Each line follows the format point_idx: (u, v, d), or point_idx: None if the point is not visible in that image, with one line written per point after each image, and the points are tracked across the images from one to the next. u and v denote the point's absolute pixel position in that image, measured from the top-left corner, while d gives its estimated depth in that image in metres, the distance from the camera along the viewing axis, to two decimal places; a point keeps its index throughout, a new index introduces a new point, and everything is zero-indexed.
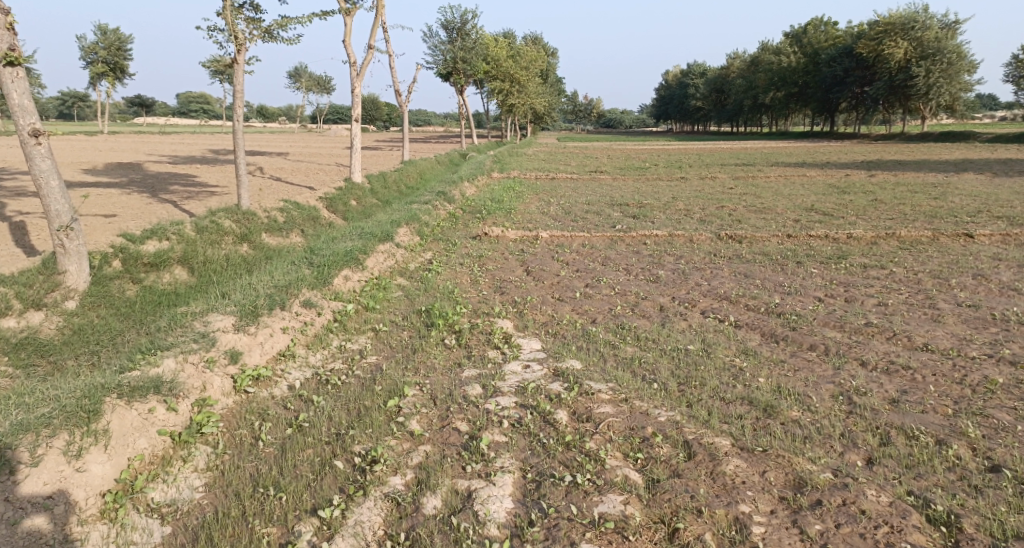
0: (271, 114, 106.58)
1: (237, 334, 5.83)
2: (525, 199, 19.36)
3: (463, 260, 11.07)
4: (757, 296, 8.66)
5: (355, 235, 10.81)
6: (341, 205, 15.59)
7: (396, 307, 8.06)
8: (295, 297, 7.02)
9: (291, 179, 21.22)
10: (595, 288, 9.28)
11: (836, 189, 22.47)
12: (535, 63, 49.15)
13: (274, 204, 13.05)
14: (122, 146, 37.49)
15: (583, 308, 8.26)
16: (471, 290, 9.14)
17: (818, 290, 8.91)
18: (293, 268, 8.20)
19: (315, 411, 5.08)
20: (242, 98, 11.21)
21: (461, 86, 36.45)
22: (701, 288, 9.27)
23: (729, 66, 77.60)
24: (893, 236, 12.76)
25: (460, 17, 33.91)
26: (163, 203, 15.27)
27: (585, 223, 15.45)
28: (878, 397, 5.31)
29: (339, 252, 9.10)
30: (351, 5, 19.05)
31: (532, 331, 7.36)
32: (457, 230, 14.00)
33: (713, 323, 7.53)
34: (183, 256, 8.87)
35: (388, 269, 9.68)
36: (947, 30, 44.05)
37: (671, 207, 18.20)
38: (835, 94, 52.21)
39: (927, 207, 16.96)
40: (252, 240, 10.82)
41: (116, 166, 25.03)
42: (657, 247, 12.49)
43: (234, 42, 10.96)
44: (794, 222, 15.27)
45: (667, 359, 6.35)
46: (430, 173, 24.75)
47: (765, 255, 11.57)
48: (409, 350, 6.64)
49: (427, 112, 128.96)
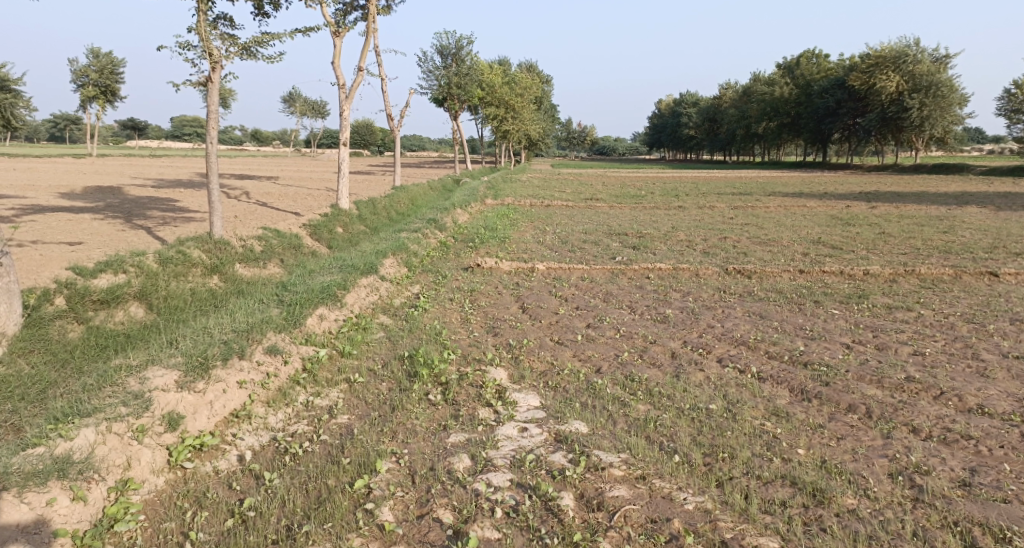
0: (264, 138, 106.22)
1: (180, 392, 4.99)
2: (520, 227, 18.60)
3: (453, 294, 10.22)
4: (779, 342, 7.82)
5: (336, 267, 9.95)
6: (326, 233, 14.78)
7: (376, 352, 7.16)
8: (258, 343, 6.13)
9: (276, 204, 20.44)
10: (598, 329, 8.42)
11: (840, 220, 21.86)
12: (530, 90, 48.80)
13: (252, 231, 12.22)
14: (109, 167, 36.78)
15: (586, 354, 7.38)
16: (462, 331, 8.26)
17: (844, 336, 8.08)
18: (261, 307, 7.32)
19: (265, 495, 4.23)
20: (217, 119, 10.41)
21: (455, 112, 35.94)
22: (714, 330, 8.42)
23: (722, 96, 77.94)
24: (912, 273, 12.00)
25: (455, 42, 33.54)
26: (135, 230, 14.42)
27: (583, 253, 14.68)
28: (945, 478, 4.46)
29: (316, 286, 8.24)
30: (340, 27, 18.42)
31: (529, 383, 6.46)
32: (449, 261, 13.16)
33: (734, 375, 6.66)
34: (141, 291, 8.06)
35: (370, 307, 8.80)
36: (939, 63, 44.02)
37: (671, 237, 17.45)
38: (827, 125, 52.15)
39: (940, 242, 16.25)
40: (224, 271, 9.97)
41: (96, 189, 24.22)
42: (661, 282, 11.69)
43: (208, 59, 10.18)
44: (802, 256, 14.51)
45: (686, 420, 5.48)
46: (422, 199, 24.02)
47: (778, 292, 10.77)
48: (387, 406, 5.72)
49: (422, 138, 129.31)
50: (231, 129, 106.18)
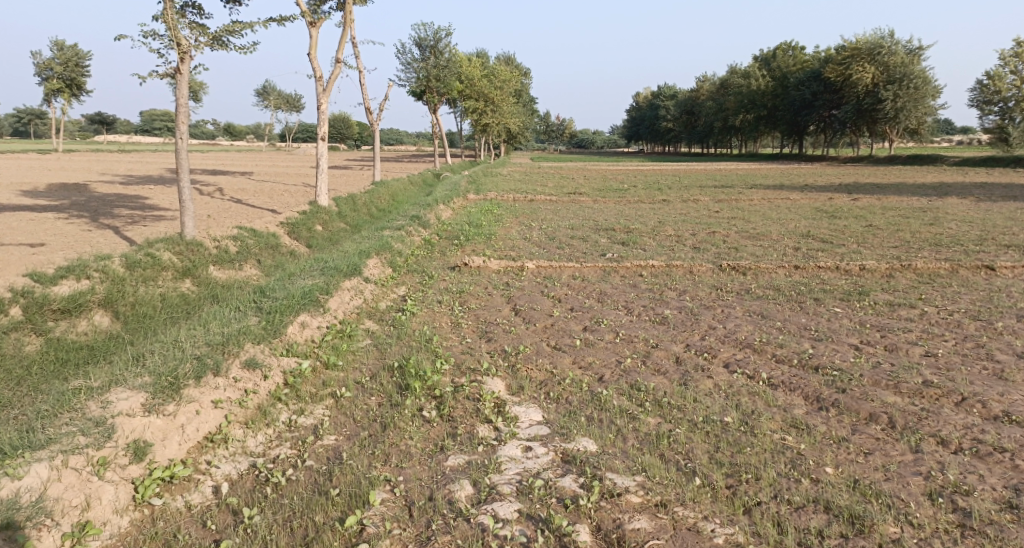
0: (238, 133, 104.33)
1: (148, 416, 4.49)
2: (505, 223, 18.16)
3: (441, 296, 9.75)
4: (786, 344, 7.47)
5: (317, 269, 9.44)
6: (305, 232, 14.22)
7: (362, 363, 6.69)
8: (235, 357, 5.62)
9: (252, 201, 19.79)
10: (596, 333, 8.01)
11: (825, 213, 21.73)
12: (509, 83, 48.30)
13: (227, 231, 11.63)
14: (76, 165, 35.51)
15: (586, 361, 6.97)
16: (453, 336, 7.82)
17: (852, 337, 7.76)
18: (238, 315, 6.81)
19: (245, 536, 3.78)
20: (187, 113, 9.81)
21: (434, 105, 35.31)
22: (717, 332, 8.06)
23: (699, 89, 78.07)
24: (908, 267, 11.78)
25: (433, 34, 32.94)
26: (102, 230, 13.75)
27: (571, 250, 14.28)
28: (988, 499, 4.19)
29: (296, 291, 7.74)
30: (316, 17, 17.78)
31: (529, 395, 6.04)
32: (434, 260, 12.68)
33: (744, 382, 6.29)
34: (106, 298, 7.57)
35: (355, 312, 8.31)
36: (913, 55, 44.26)
37: (659, 232, 17.12)
38: (804, 117, 52.35)
39: (928, 235, 16.11)
40: (197, 274, 9.44)
41: (62, 187, 23.37)
42: (655, 280, 11.33)
43: (176, 49, 9.58)
44: (794, 250, 14.26)
45: (701, 435, 5.10)
46: (403, 194, 23.45)
47: (776, 290, 10.45)
48: (377, 425, 5.26)
49: (399, 132, 128.07)
50: (203, 124, 104.29)
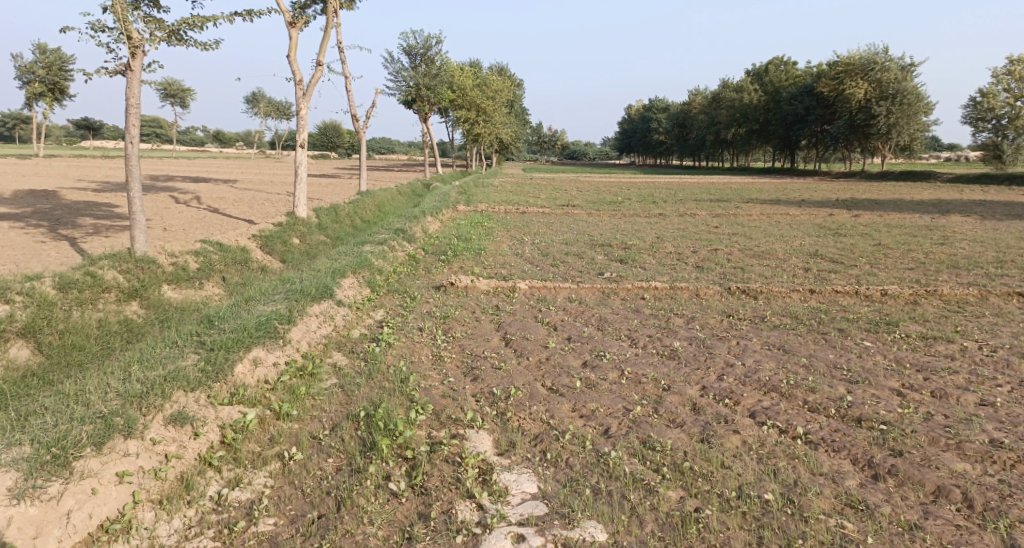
0: (228, 140, 103.00)
1: (16, 506, 3.67)
2: (496, 237, 17.16)
3: (423, 321, 8.70)
4: (817, 387, 6.44)
5: (280, 291, 8.34)
6: (280, 245, 13.16)
7: (323, 411, 5.59)
8: (157, 411, 4.61)
9: (230, 211, 18.72)
10: (598, 371, 6.94)
11: (829, 230, 20.86)
12: (501, 93, 47.38)
13: (188, 244, 10.51)
14: (53, 171, 34.11)
15: (588, 408, 5.93)
16: (434, 374, 6.74)
17: (891, 379, 6.76)
18: (173, 352, 5.69)
19: None
20: (138, 116, 8.75)
21: (424, 115, 34.33)
22: (737, 371, 7.02)
23: (691, 102, 77.66)
24: (934, 293, 10.83)
25: (424, 42, 32.02)
26: (57, 241, 12.64)
27: (566, 267, 13.28)
28: None
29: (251, 319, 6.65)
30: (297, 17, 16.75)
31: (521, 456, 4.98)
32: (417, 278, 11.61)
33: (778, 440, 5.26)
34: (27, 327, 6.62)
35: (321, 343, 7.24)
36: (907, 71, 43.65)
37: (659, 249, 16.15)
38: (796, 132, 51.82)
39: (942, 256, 15.21)
40: (145, 295, 8.35)
41: (30, 194, 22.18)
42: (659, 304, 10.31)
43: (127, 42, 8.54)
44: (805, 272, 13.30)
45: (737, 519, 4.22)
46: (390, 205, 22.42)
47: (794, 317, 9.46)
48: (330, 502, 4.24)
49: (390, 141, 127.30)
50: (193, 131, 103.04)
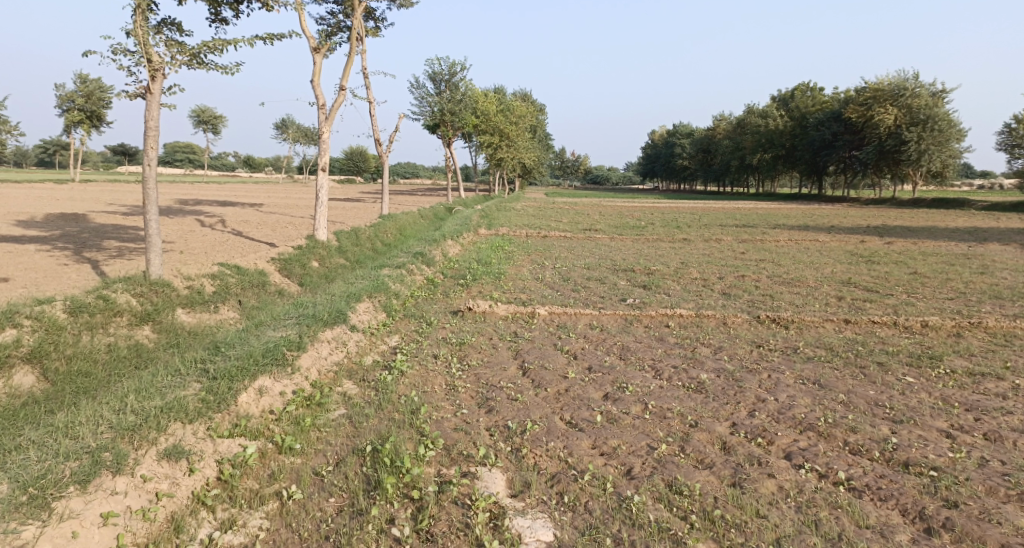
0: (256, 164, 104.73)
1: None
2: (517, 262, 16.90)
3: (439, 348, 8.40)
4: (858, 427, 6.00)
5: (293, 316, 8.10)
6: (299, 268, 13.03)
7: (329, 444, 5.30)
8: (151, 445, 4.46)
9: (253, 233, 18.71)
10: (620, 404, 6.55)
11: (861, 257, 20.25)
12: (525, 118, 47.42)
13: (205, 267, 10.37)
14: (85, 194, 34.67)
15: (609, 444, 5.56)
16: (448, 404, 6.42)
17: (939, 419, 6.30)
18: (174, 380, 5.45)
19: None
20: (156, 139, 8.65)
21: (447, 139, 34.40)
22: (770, 407, 6.58)
23: (715, 128, 77.18)
24: (977, 325, 10.28)
25: (448, 68, 32.18)
26: (79, 263, 12.64)
27: (588, 293, 12.93)
28: None
29: (259, 346, 6.40)
30: (321, 43, 16.82)
31: (536, 499, 4.63)
32: (435, 303, 11.35)
33: (817, 487, 4.86)
34: (32, 352, 6.46)
35: (332, 371, 6.97)
36: (937, 97, 42.85)
37: (683, 275, 15.73)
38: (823, 158, 51.06)
39: (982, 286, 14.58)
40: (158, 319, 8.17)
41: (59, 216, 22.47)
42: (685, 333, 9.89)
43: (147, 66, 8.48)
44: (838, 301, 12.79)
45: None
46: (411, 228, 22.32)
47: (828, 349, 8.99)
48: None
49: (415, 166, 128.41)
50: (223, 155, 104.98)
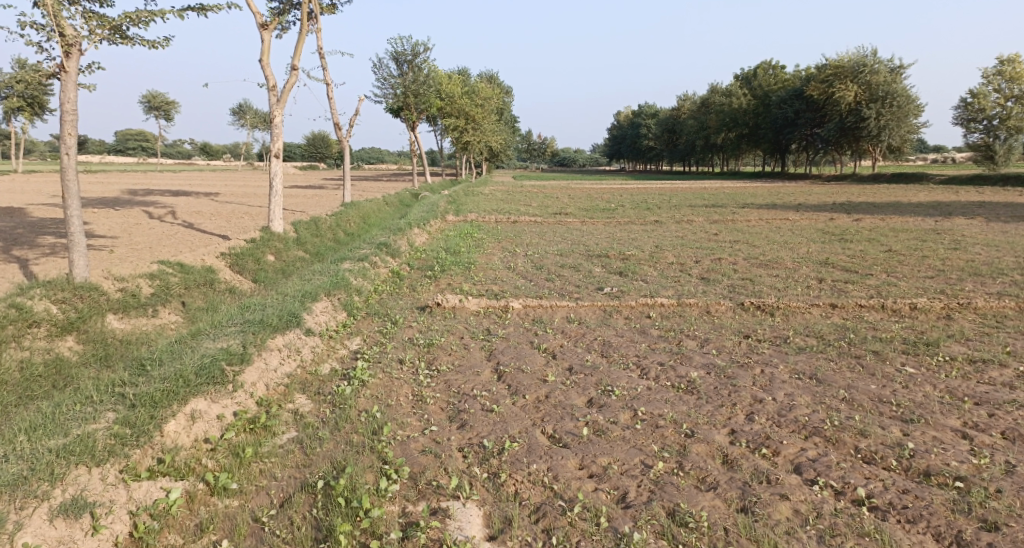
0: (215, 152, 101.58)
1: None
2: (486, 250, 16.15)
3: (404, 351, 7.64)
4: (869, 430, 5.43)
5: (238, 322, 7.22)
6: (252, 262, 12.09)
7: (274, 477, 4.56)
8: (42, 501, 3.89)
9: (205, 226, 17.61)
10: (606, 411, 5.88)
11: (833, 235, 19.94)
12: (490, 100, 46.33)
13: (143, 266, 9.38)
14: (27, 187, 32.72)
15: (596, 462, 4.93)
16: (414, 420, 5.67)
17: (951, 416, 5.79)
18: (83, 412, 4.70)
19: None
20: (73, 124, 7.65)
21: (411, 123, 33.29)
22: (770, 409, 5.98)
23: (680, 107, 76.98)
24: (966, 307, 9.88)
25: (410, 48, 30.99)
26: (5, 264, 11.53)
27: (562, 282, 12.27)
28: None
29: (191, 362, 5.55)
30: (271, 20, 15.71)
31: (519, 541, 4.05)
32: (401, 299, 10.58)
33: (835, 510, 4.35)
34: None
35: (282, 385, 6.17)
36: (896, 73, 42.96)
37: (659, 260, 15.15)
38: (786, 135, 51.06)
39: (960, 263, 14.27)
40: (84, 329, 7.24)
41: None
42: (668, 324, 9.28)
43: (59, 41, 7.47)
44: (819, 283, 12.34)
45: None
46: (375, 216, 21.37)
47: (819, 337, 8.45)
48: None
49: (380, 151, 126.30)
50: (180, 144, 101.66)
